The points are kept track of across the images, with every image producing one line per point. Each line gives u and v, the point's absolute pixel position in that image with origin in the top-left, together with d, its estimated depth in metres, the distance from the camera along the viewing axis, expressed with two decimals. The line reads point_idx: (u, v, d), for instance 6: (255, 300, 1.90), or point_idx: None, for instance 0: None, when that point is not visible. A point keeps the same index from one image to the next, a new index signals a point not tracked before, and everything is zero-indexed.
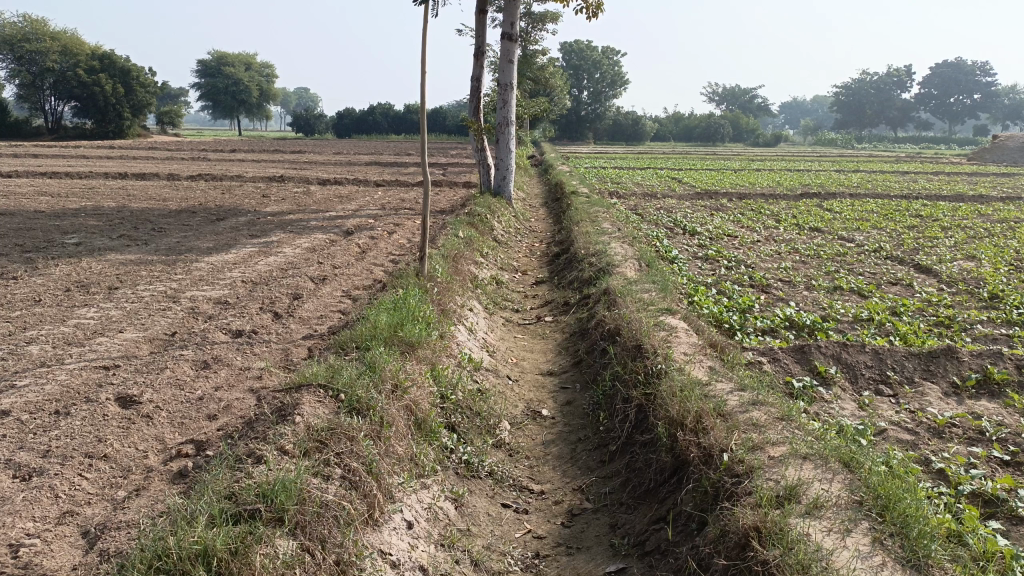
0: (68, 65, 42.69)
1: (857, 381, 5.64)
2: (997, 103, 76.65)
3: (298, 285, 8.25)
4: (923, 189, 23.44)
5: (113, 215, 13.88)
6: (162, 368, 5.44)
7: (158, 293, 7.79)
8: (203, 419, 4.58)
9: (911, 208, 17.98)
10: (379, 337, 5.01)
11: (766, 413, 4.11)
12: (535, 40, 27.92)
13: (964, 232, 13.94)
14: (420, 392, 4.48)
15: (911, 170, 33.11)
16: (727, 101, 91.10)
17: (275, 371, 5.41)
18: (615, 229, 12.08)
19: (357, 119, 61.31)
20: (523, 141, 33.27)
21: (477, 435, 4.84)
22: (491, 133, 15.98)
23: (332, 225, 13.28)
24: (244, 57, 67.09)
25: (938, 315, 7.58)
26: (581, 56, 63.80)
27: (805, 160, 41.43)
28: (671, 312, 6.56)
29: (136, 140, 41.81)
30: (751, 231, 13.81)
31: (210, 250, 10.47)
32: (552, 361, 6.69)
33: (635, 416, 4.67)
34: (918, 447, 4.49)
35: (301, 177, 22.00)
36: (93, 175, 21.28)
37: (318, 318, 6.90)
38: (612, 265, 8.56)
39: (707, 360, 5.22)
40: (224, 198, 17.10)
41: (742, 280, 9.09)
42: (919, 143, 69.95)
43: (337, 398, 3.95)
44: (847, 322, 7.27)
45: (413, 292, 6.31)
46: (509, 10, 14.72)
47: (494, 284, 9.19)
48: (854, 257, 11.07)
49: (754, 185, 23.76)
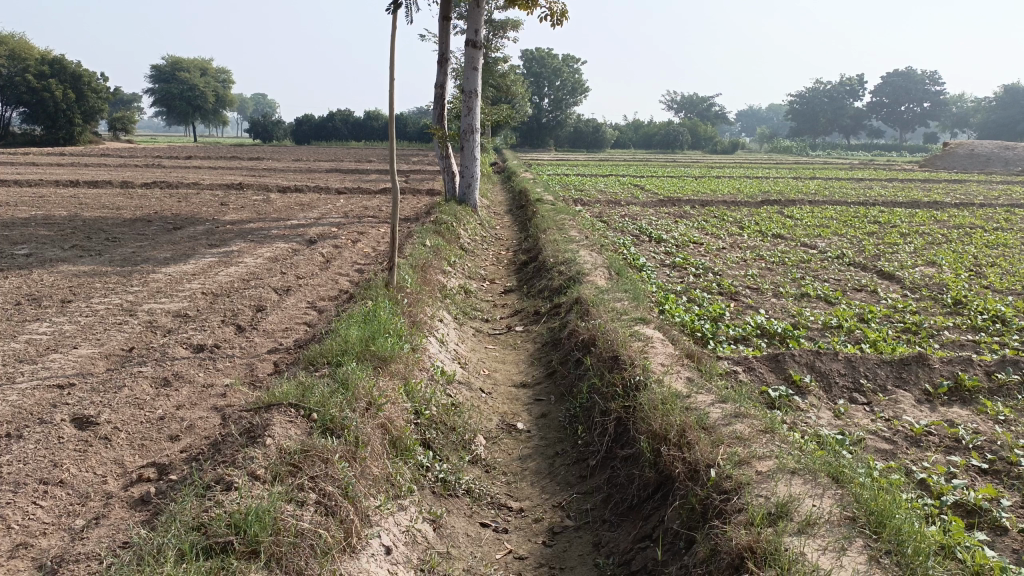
0: (16, 69, 41.47)
1: (831, 390, 5.62)
2: (945, 111, 78.80)
3: (261, 297, 8.02)
4: (879, 195, 23.91)
5: (65, 225, 13.43)
6: (120, 386, 5.21)
7: (113, 306, 7.50)
8: (164, 441, 4.38)
9: (869, 214, 18.32)
10: (350, 352, 4.85)
11: (749, 425, 4.05)
12: (497, 47, 27.90)
13: (922, 238, 14.21)
14: (394, 408, 4.33)
15: (865, 177, 33.85)
16: (686, 109, 92.24)
17: (240, 388, 5.21)
18: (583, 236, 12.06)
19: (317, 126, 60.76)
20: (485, 148, 33.22)
21: (453, 452, 4.71)
22: (456, 140, 15.80)
23: (294, 234, 13.03)
24: (200, 63, 66.07)
25: (905, 322, 7.64)
26: (541, 64, 64.64)
27: (764, 167, 41.96)
28: (645, 321, 6.50)
29: (88, 147, 40.81)
30: (716, 239, 13.89)
31: (168, 261, 10.15)
32: (525, 372, 6.58)
33: (615, 430, 4.58)
34: (898, 456, 4.48)
35: (260, 184, 21.63)
36: (43, 183, 20.66)
37: (283, 331, 6.70)
38: (582, 274, 8.50)
39: (685, 371, 5.15)
40: (180, 207, 16.69)
41: (711, 288, 9.10)
42: (872, 150, 71.62)
43: (308, 416, 3.79)
44: (817, 330, 7.30)
45: (383, 304, 6.14)
46: (473, 17, 14.61)
47: (463, 294, 9.06)
48: (817, 264, 11.19)
49: (715, 191, 24.01)
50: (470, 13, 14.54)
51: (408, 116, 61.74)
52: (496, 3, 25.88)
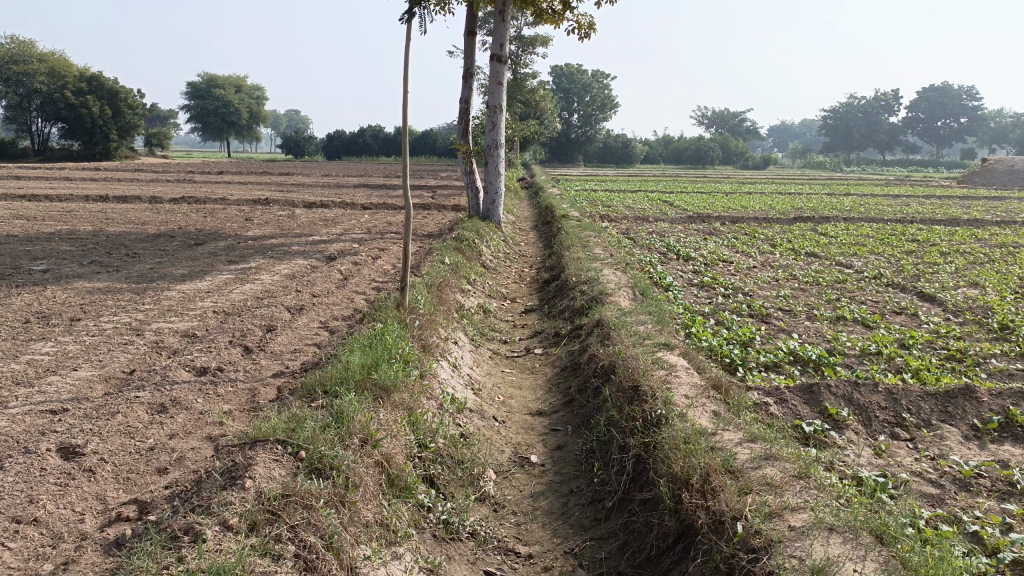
0: (56, 87, 42.23)
1: (870, 425, 5.21)
2: (982, 126, 77.23)
3: (272, 316, 7.78)
4: (916, 212, 23.24)
5: (87, 240, 13.39)
6: (114, 413, 4.96)
7: (122, 325, 7.30)
8: (151, 474, 4.11)
9: (907, 232, 17.74)
10: (350, 381, 4.55)
11: (781, 469, 3.66)
12: (525, 63, 27.75)
13: (964, 257, 13.65)
14: (394, 444, 4.02)
15: (901, 193, 33.07)
16: (716, 125, 91.54)
17: (238, 415, 4.95)
18: (607, 254, 11.70)
19: (347, 142, 61.14)
20: (513, 164, 33.03)
21: (459, 489, 4.38)
22: (481, 156, 15.53)
23: (314, 250, 12.84)
24: (234, 80, 67.12)
25: (949, 348, 7.19)
26: (571, 80, 63.97)
27: (796, 183, 41.36)
28: (670, 347, 6.14)
29: (123, 162, 41.39)
30: (746, 257, 13.44)
31: (184, 278, 9.99)
32: (542, 400, 6.24)
33: (634, 469, 4.23)
34: (946, 503, 4.06)
35: (286, 199, 21.61)
36: (73, 197, 20.82)
37: (291, 354, 6.44)
38: (605, 294, 8.17)
39: (711, 404, 4.76)
40: (205, 222, 16.64)
41: (740, 310, 8.70)
42: (907, 167, 70.30)
43: (296, 454, 3.50)
44: (854, 357, 6.86)
45: (391, 327, 5.84)
46: (498, 31, 14.38)
47: (482, 313, 8.77)
48: (853, 284, 10.73)
49: (746, 208, 23.53)
50: (495, 27, 14.34)
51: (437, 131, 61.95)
52: (524, 19, 25.77)
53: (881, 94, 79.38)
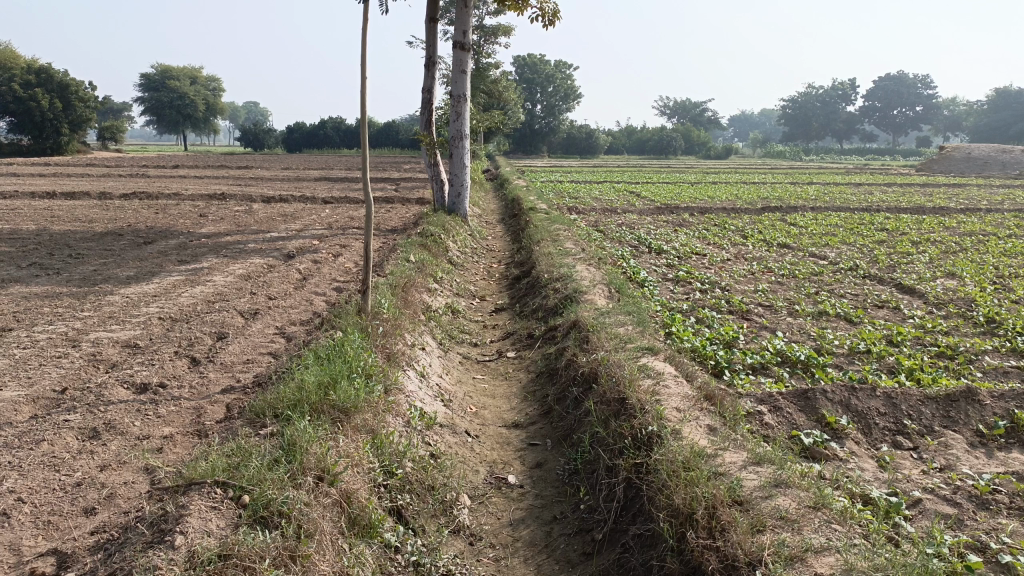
0: (3, 80, 40.52)
1: (870, 433, 4.86)
2: (938, 115, 78.61)
3: (224, 322, 7.20)
4: (882, 201, 23.22)
5: (28, 240, 12.58)
6: (38, 441, 4.39)
7: (57, 335, 6.68)
8: (77, 516, 3.58)
9: (875, 221, 17.64)
10: (304, 403, 4.06)
11: (795, 500, 3.26)
12: (488, 53, 27.24)
13: (936, 247, 13.49)
14: (356, 477, 3.54)
15: (864, 181, 33.23)
16: (679, 115, 91.67)
17: (182, 440, 4.43)
18: (578, 248, 11.28)
19: (308, 134, 59.92)
20: (477, 155, 32.47)
21: (429, 521, 3.93)
22: (445, 147, 14.96)
23: (272, 248, 12.23)
24: (190, 71, 65.47)
25: (939, 345, 6.88)
26: (534, 70, 63.69)
27: (759, 172, 41.37)
28: (654, 351, 5.73)
29: (75, 158, 39.93)
30: (719, 249, 13.15)
31: (129, 280, 9.35)
32: (518, 409, 5.80)
33: (625, 495, 3.82)
34: (967, 525, 3.70)
35: (243, 194, 20.82)
36: (17, 194, 19.79)
37: (242, 365, 5.90)
38: (579, 292, 7.75)
39: (705, 418, 4.36)
40: (156, 219, 15.87)
41: (720, 306, 8.33)
42: (866, 155, 71.16)
43: (238, 499, 3.01)
44: (844, 356, 6.53)
45: (352, 336, 5.34)
46: (461, 18, 13.84)
47: (450, 314, 8.29)
48: (831, 277, 10.45)
49: (713, 198, 23.29)
50: (457, 15, 13.79)
51: (400, 122, 61.05)
52: (486, 8, 25.26)
53: (840, 84, 80.40)
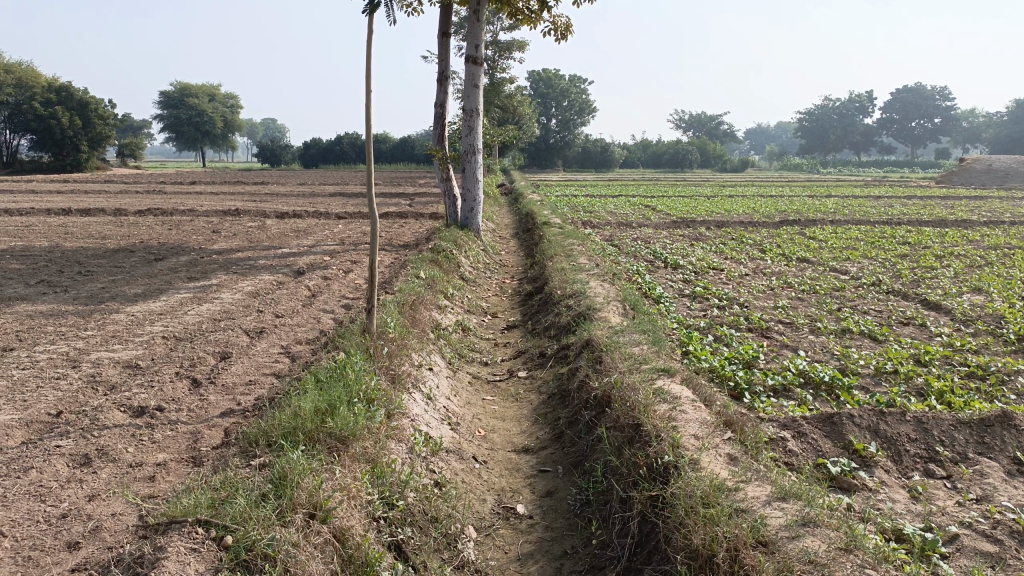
0: (24, 98, 40.94)
1: (901, 461, 4.59)
2: (956, 127, 77.88)
3: (228, 341, 7.03)
4: (901, 213, 22.84)
5: (40, 257, 12.51)
6: (26, 469, 4.20)
7: (58, 355, 6.53)
8: (60, 551, 3.37)
9: (896, 234, 17.30)
10: (299, 431, 3.86)
11: (823, 540, 3.02)
12: (503, 68, 27.18)
13: (960, 261, 13.14)
14: (351, 512, 3.34)
15: (883, 194, 32.82)
16: (694, 128, 91.30)
17: (176, 468, 4.24)
18: (593, 263, 11.06)
19: (325, 150, 60.20)
20: (492, 169, 32.36)
21: (432, 557, 3.69)
22: (458, 162, 14.79)
23: (282, 264, 12.10)
24: (208, 89, 66.02)
25: (969, 364, 6.58)
26: (549, 85, 63.93)
27: (776, 185, 40.92)
28: (670, 372, 5.49)
29: (93, 174, 40.22)
30: (737, 264, 12.87)
31: (137, 298, 9.22)
32: (528, 433, 5.57)
33: (639, 531, 3.59)
34: (1011, 564, 3.43)
35: (258, 210, 20.78)
36: (32, 211, 19.82)
37: (244, 387, 5.71)
38: (593, 309, 7.52)
39: (725, 446, 4.11)
40: (170, 235, 15.82)
41: (739, 323, 8.07)
42: (884, 168, 70.48)
43: (220, 540, 2.84)
44: (870, 377, 6.25)
45: (355, 358, 5.15)
46: (474, 32, 13.70)
47: (460, 332, 8.08)
48: (853, 292, 10.16)
49: (730, 211, 23.01)
50: (469, 29, 13.66)
51: (415, 137, 61.21)
52: (500, 24, 25.23)
53: (857, 96, 79.88)
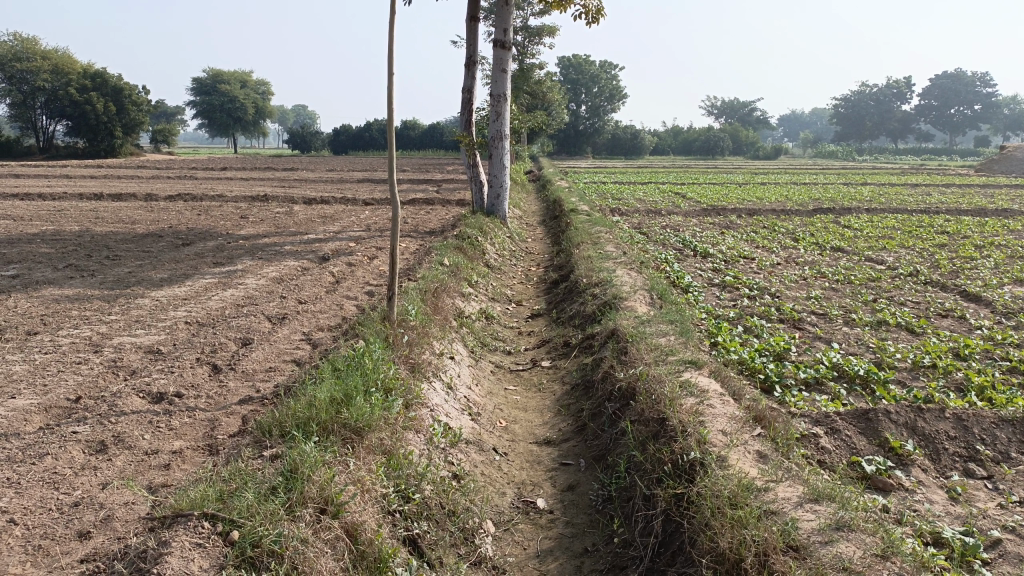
0: (60, 84, 41.55)
1: (939, 460, 4.39)
2: (997, 114, 75.93)
3: (250, 327, 6.98)
4: (939, 202, 22.25)
5: (70, 241, 12.63)
6: (42, 455, 4.17)
7: (81, 340, 6.53)
8: (69, 541, 3.31)
9: (934, 223, 16.84)
10: (312, 422, 3.77)
11: (858, 545, 2.86)
12: (532, 54, 26.91)
13: (1001, 251, 12.73)
14: (364, 506, 3.24)
15: (920, 182, 32.05)
16: (726, 115, 90.05)
17: (191, 457, 4.18)
18: (620, 251, 10.86)
19: (354, 136, 60.37)
20: (521, 156, 32.15)
21: (448, 552, 3.58)
22: (485, 148, 14.63)
23: (308, 250, 12.07)
24: (240, 75, 66.49)
25: (1012, 359, 6.31)
26: (579, 70, 62.97)
27: (809, 173, 40.05)
28: (698, 364, 5.32)
29: (127, 160, 40.72)
30: (768, 253, 12.60)
31: (162, 283, 9.23)
32: (550, 425, 5.44)
33: (663, 530, 3.45)
34: None
35: (286, 196, 20.81)
36: (66, 196, 20.05)
37: (264, 374, 5.65)
38: (619, 298, 7.35)
39: (755, 443, 3.94)
40: (198, 220, 15.93)
41: (770, 314, 7.85)
42: (921, 156, 68.99)
43: (226, 535, 2.77)
44: (907, 371, 6.02)
45: (374, 346, 5.05)
46: (504, 16, 13.50)
47: (483, 320, 7.96)
48: (889, 283, 9.87)
49: (762, 199, 22.61)
50: (498, 13, 13.47)
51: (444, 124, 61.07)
52: (530, 9, 24.96)
53: (894, 82, 78.21)
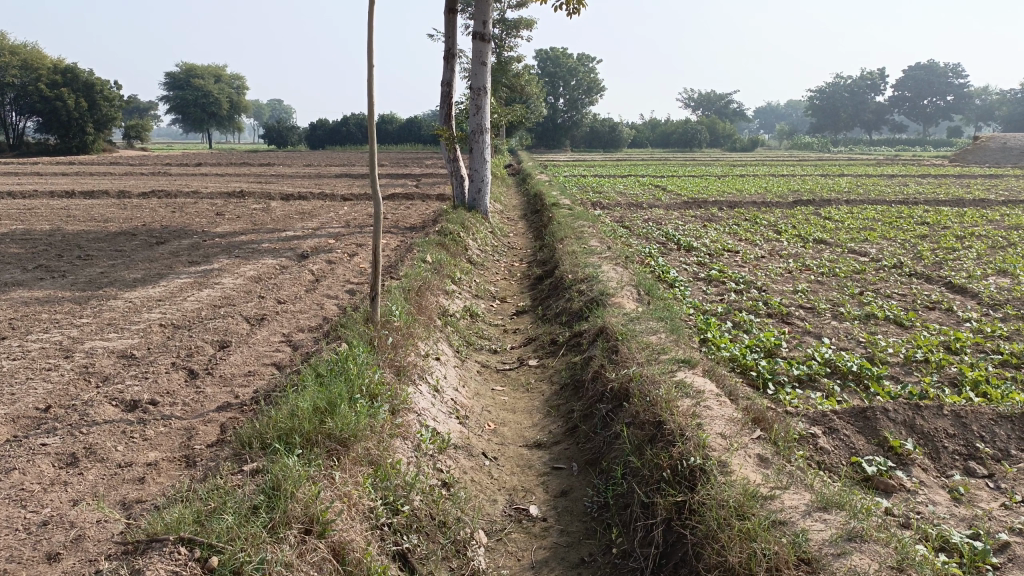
0: (30, 79, 40.15)
1: (939, 458, 4.30)
2: (970, 105, 76.84)
3: (227, 329, 6.76)
4: (917, 193, 22.37)
5: (40, 241, 12.26)
6: (8, 470, 3.95)
7: (50, 345, 6.28)
8: (37, 564, 3.11)
9: (914, 214, 16.88)
10: (294, 433, 3.59)
11: (871, 556, 2.74)
12: (510, 46, 26.67)
13: (981, 242, 12.75)
14: (351, 523, 3.08)
15: (897, 172, 32.26)
16: (703, 107, 90.24)
17: (167, 469, 3.98)
18: (604, 246, 10.72)
19: (331, 131, 59.76)
20: (500, 150, 31.88)
21: (440, 566, 3.43)
22: (465, 141, 14.43)
23: (286, 247, 11.81)
24: (214, 69, 65.55)
25: (1002, 352, 6.25)
26: (555, 63, 62.33)
27: (786, 165, 40.24)
28: (691, 363, 5.19)
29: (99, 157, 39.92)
30: (752, 245, 12.52)
31: (136, 283, 8.96)
32: (540, 427, 5.29)
33: (664, 540, 3.32)
34: None
35: (262, 192, 20.44)
36: (36, 194, 19.53)
37: (243, 379, 5.45)
38: (606, 294, 7.22)
39: (755, 446, 3.83)
40: (173, 217, 15.56)
41: (758, 309, 7.75)
42: (896, 147, 69.59)
43: (205, 561, 2.60)
44: (899, 366, 5.93)
45: (357, 348, 4.87)
46: (482, 7, 13.28)
47: (467, 318, 7.79)
48: (874, 275, 9.82)
49: (742, 191, 22.60)
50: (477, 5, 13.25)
51: (422, 118, 60.61)
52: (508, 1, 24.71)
53: (869, 74, 78.80)
